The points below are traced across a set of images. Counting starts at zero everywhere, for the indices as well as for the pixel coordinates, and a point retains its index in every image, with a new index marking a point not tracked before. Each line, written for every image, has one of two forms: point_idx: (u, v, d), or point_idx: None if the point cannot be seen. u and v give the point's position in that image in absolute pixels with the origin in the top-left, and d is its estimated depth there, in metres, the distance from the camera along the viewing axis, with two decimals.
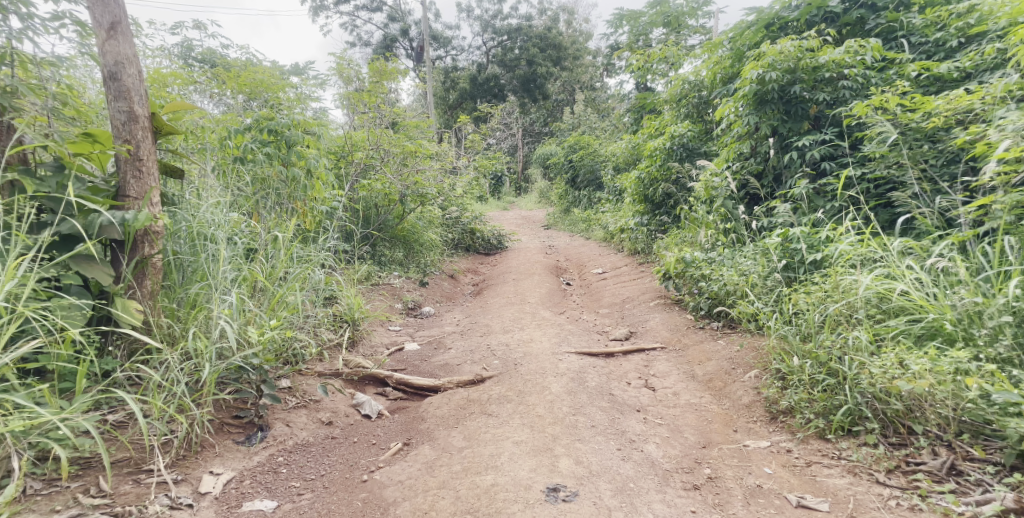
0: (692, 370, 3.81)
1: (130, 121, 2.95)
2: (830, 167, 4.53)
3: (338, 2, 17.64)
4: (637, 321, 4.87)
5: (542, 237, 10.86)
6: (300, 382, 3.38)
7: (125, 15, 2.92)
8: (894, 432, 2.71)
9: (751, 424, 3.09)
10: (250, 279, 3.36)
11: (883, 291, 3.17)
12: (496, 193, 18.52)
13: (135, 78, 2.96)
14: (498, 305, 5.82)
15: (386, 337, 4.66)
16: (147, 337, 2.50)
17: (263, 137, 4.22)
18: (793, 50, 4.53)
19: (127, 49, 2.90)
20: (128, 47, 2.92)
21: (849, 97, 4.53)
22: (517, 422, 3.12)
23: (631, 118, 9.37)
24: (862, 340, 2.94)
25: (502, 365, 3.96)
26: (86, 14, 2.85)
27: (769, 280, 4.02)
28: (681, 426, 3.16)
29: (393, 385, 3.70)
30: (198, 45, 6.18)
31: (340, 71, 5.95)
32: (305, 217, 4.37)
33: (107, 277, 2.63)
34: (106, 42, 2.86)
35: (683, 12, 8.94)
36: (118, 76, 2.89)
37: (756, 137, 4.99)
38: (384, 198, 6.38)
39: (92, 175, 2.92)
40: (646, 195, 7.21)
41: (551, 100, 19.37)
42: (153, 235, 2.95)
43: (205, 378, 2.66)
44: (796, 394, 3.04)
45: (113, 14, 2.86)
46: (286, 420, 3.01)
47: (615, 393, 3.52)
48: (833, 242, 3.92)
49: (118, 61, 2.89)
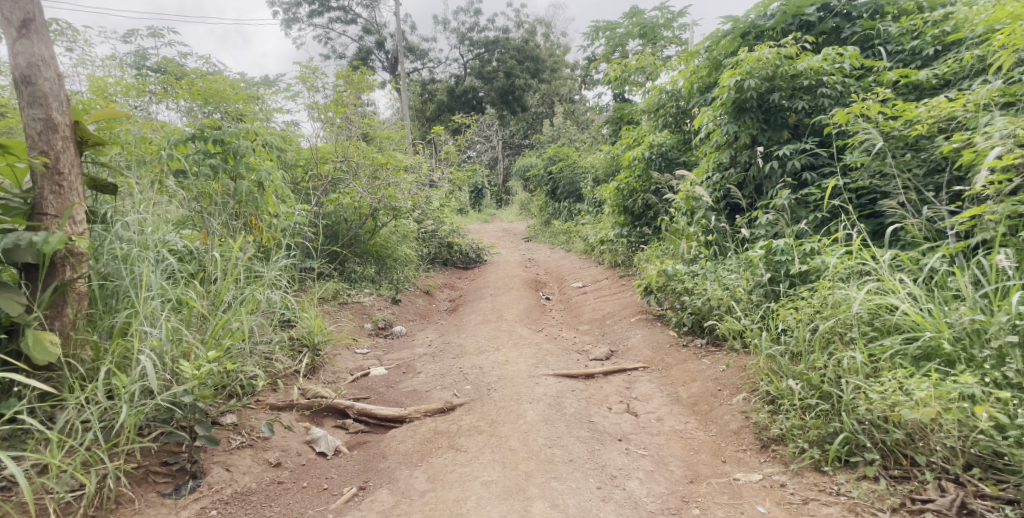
0: (676, 392, 3.56)
1: (48, 129, 2.66)
2: (811, 178, 4.26)
3: (311, 14, 17.37)
4: (617, 338, 4.62)
5: (522, 249, 10.59)
6: (247, 418, 3.08)
7: (41, 13, 2.65)
8: (895, 463, 2.46)
9: (741, 453, 2.84)
10: (189, 305, 3.05)
11: (876, 307, 2.92)
12: (477, 205, 18.28)
13: (53, 81, 2.67)
14: (474, 322, 5.54)
15: (350, 361, 4.35)
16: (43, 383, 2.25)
17: (208, 148, 3.86)
18: (771, 57, 4.34)
19: (43, 50, 2.63)
20: (44, 47, 2.64)
21: (828, 105, 4.31)
22: (487, 458, 2.84)
23: (609, 130, 9.19)
24: (857, 361, 2.71)
25: (474, 391, 3.68)
26: None
27: (754, 296, 3.79)
28: (665, 457, 2.89)
29: (354, 416, 3.41)
30: (154, 54, 5.83)
31: (305, 80, 5.69)
32: (260, 234, 4.07)
33: (17, 307, 2.41)
34: (18, 42, 2.58)
35: (658, 24, 8.83)
36: (32, 80, 2.61)
37: (735, 146, 4.78)
38: (354, 212, 6.07)
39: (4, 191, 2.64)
40: (625, 206, 7.00)
41: (529, 112, 19.24)
42: (77, 257, 2.72)
43: (123, 423, 2.43)
44: (787, 421, 2.80)
45: (24, 10, 2.58)
46: (225, 464, 2.73)
47: (595, 421, 3.24)
48: (819, 254, 3.68)
49: (31, 63, 2.60)
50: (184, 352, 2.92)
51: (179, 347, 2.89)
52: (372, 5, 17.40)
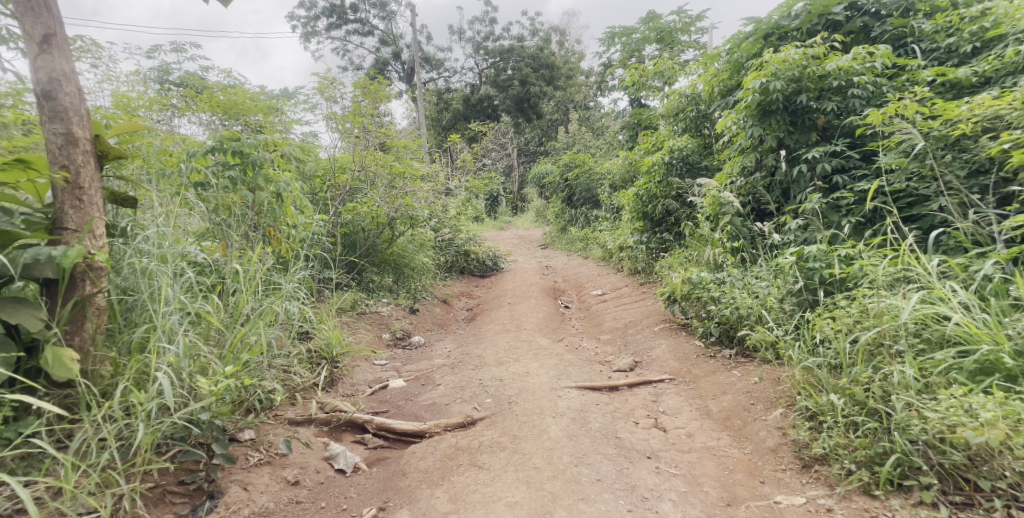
0: (706, 405, 3.42)
1: (68, 144, 2.62)
2: (843, 181, 4.09)
3: (329, 26, 17.51)
4: (641, 349, 4.48)
5: (539, 257, 10.47)
6: (264, 434, 3.02)
7: (62, 28, 2.62)
8: (954, 488, 2.31)
9: (781, 473, 2.69)
10: (206, 319, 2.99)
11: (924, 317, 2.76)
12: (493, 212, 18.21)
13: (74, 96, 2.64)
14: (492, 332, 5.43)
15: (369, 373, 4.27)
16: (55, 403, 2.19)
17: (227, 159, 3.82)
18: (798, 57, 4.19)
19: (64, 65, 2.59)
20: (65, 62, 2.60)
21: (860, 106, 4.15)
22: (511, 477, 2.74)
23: (627, 136, 9.06)
24: (908, 376, 2.56)
25: (496, 405, 3.58)
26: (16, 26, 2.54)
27: (786, 304, 3.63)
28: (699, 477, 2.75)
29: (373, 431, 3.32)
30: (176, 68, 5.84)
31: (322, 90, 5.66)
32: (278, 245, 4.01)
33: (36, 322, 2.38)
34: (39, 57, 2.54)
35: (676, 28, 8.70)
36: (53, 95, 2.58)
37: (761, 149, 4.63)
38: (371, 221, 5.96)
39: (24, 205, 2.61)
40: (645, 212, 6.86)
41: (544, 119, 19.16)
42: (96, 272, 2.67)
43: (139, 443, 2.37)
44: (830, 439, 2.65)
45: (45, 25, 2.55)
46: (243, 483, 2.66)
47: (622, 437, 3.11)
48: (854, 260, 3.52)
49: (52, 77, 2.57)
50: (202, 368, 2.86)
51: (196, 363, 2.83)
52: (388, 16, 17.47)
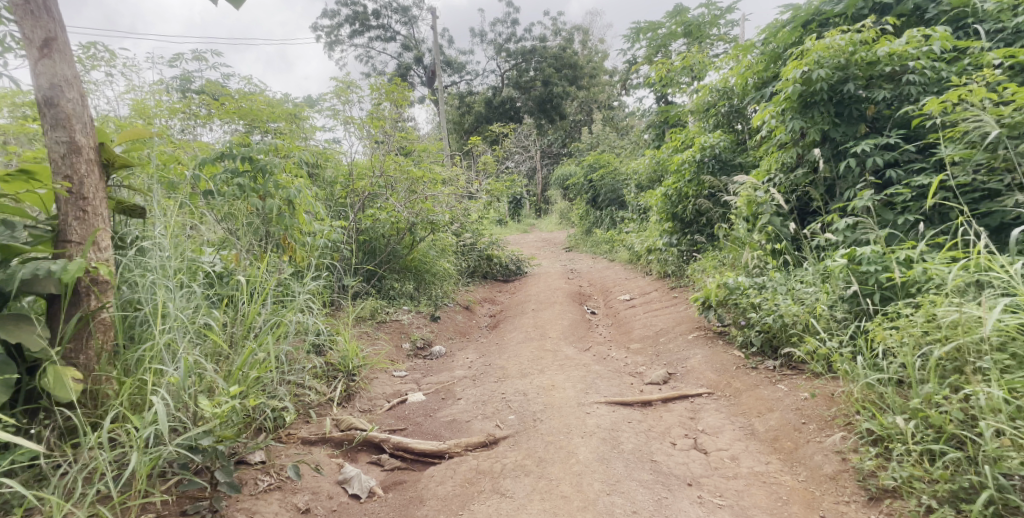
0: (751, 424, 3.13)
1: (71, 152, 2.44)
2: (898, 175, 3.75)
3: (353, 34, 17.52)
4: (675, 359, 4.19)
5: (565, 260, 10.18)
6: (275, 456, 2.82)
7: (64, 32, 2.42)
8: None
9: (844, 506, 2.41)
10: (210, 335, 2.80)
11: (1009, 328, 2.43)
12: (517, 215, 17.94)
13: (77, 102, 2.45)
14: (516, 341, 5.19)
15: (387, 386, 4.06)
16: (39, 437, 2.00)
17: (237, 166, 3.66)
18: (844, 43, 3.87)
19: (66, 70, 2.40)
20: (67, 67, 2.41)
21: (916, 94, 3.82)
22: (537, 507, 2.50)
23: (653, 134, 8.74)
24: (997, 398, 2.24)
25: (519, 422, 3.33)
26: (15, 30, 2.35)
27: (837, 312, 3.32)
28: (748, 509, 2.46)
29: (390, 451, 3.11)
30: (197, 76, 5.75)
31: (340, 93, 5.49)
32: (292, 254, 3.84)
33: (35, 341, 2.21)
34: (39, 62, 2.35)
35: (704, 21, 8.36)
36: (55, 102, 2.39)
37: (802, 144, 4.29)
38: (391, 227, 5.66)
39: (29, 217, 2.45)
40: (675, 213, 6.51)
41: (568, 120, 18.84)
42: (101, 286, 2.50)
43: (134, 473, 2.19)
44: (902, 469, 2.35)
45: (45, 28, 2.35)
46: (250, 513, 2.47)
47: (658, 460, 2.84)
48: (915, 262, 3.19)
49: (53, 84, 2.38)
50: (207, 388, 2.70)
51: (201, 382, 2.65)
52: (411, 21, 17.41)
